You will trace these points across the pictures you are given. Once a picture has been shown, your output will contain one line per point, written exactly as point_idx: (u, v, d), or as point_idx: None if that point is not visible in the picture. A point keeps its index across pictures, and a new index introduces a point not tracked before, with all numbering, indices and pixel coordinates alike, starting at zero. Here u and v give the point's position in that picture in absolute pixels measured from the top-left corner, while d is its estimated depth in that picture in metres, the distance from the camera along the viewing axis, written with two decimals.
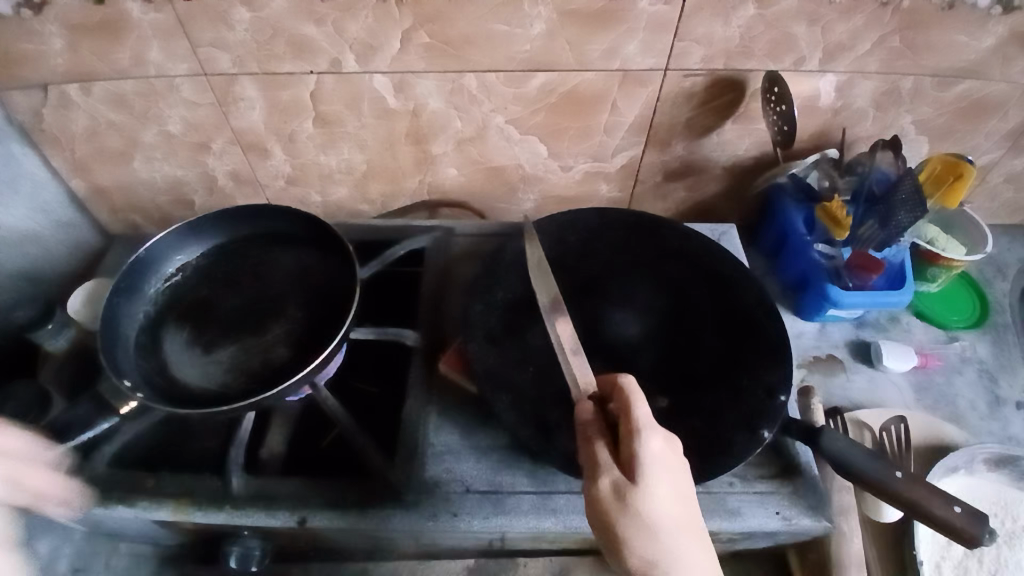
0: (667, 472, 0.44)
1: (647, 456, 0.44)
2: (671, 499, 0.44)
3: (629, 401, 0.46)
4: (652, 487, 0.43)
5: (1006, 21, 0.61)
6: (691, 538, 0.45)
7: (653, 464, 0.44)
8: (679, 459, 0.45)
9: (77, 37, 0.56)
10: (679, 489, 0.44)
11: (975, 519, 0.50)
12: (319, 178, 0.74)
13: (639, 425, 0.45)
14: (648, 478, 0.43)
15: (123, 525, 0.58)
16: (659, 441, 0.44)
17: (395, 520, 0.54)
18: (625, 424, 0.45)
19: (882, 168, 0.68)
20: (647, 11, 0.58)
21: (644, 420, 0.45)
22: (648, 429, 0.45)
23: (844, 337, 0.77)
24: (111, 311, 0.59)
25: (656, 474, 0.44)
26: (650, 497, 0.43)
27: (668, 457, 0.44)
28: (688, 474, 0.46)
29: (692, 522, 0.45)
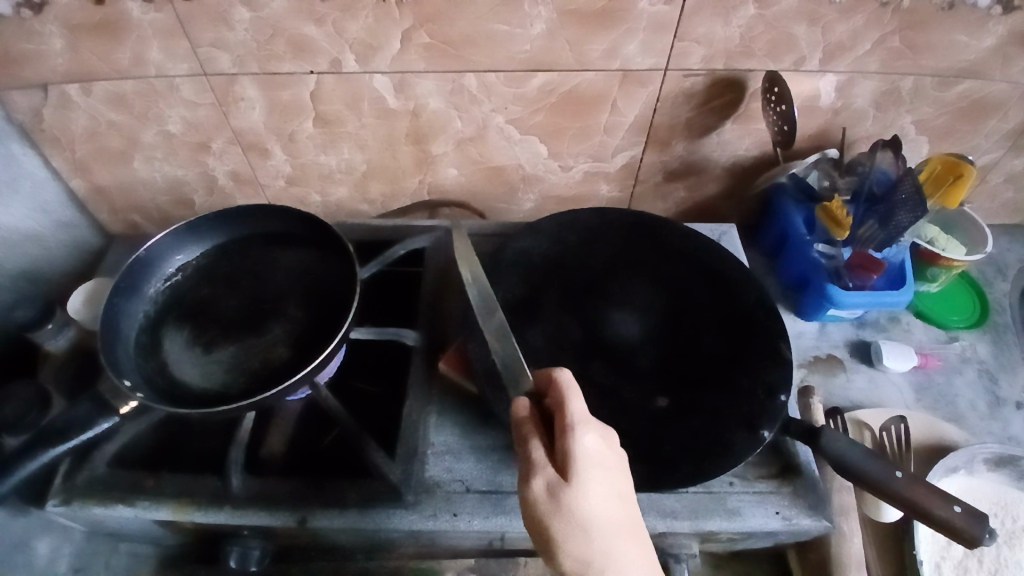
0: (601, 469, 0.44)
1: (581, 455, 0.43)
2: (604, 498, 0.43)
3: (565, 397, 0.46)
4: (586, 485, 0.43)
5: (1006, 21, 0.61)
6: (628, 538, 0.44)
7: (586, 462, 0.43)
8: (614, 455, 0.45)
9: (77, 37, 0.56)
10: (613, 486, 0.44)
11: (975, 520, 0.50)
12: (320, 178, 0.74)
13: (573, 422, 0.44)
14: (582, 476, 0.43)
15: (122, 524, 0.58)
16: (593, 438, 0.44)
17: (396, 520, 0.54)
18: (559, 421, 0.45)
19: (883, 168, 0.68)
20: (647, 10, 0.58)
21: (577, 416, 0.45)
22: (583, 425, 0.44)
23: (844, 337, 0.77)
24: (111, 311, 0.59)
25: (589, 471, 0.43)
26: (584, 496, 0.43)
27: (602, 454, 0.44)
28: (624, 471, 0.46)
29: (627, 520, 0.45)
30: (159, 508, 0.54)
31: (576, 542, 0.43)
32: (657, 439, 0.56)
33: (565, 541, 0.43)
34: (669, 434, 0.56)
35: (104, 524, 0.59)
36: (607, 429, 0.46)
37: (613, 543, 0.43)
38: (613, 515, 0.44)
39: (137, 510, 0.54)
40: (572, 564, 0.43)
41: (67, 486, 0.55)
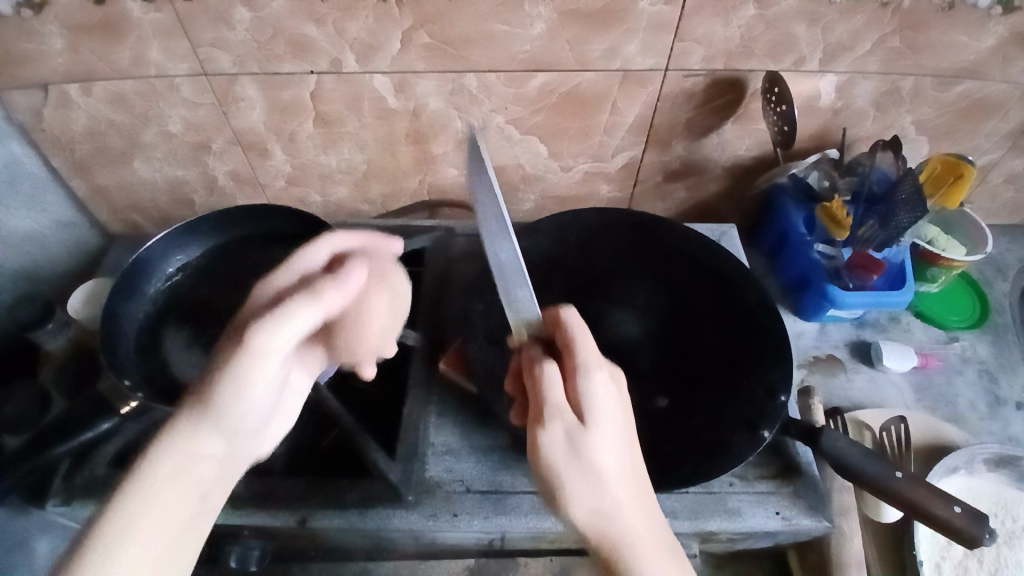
0: (616, 412, 0.43)
1: (595, 394, 0.43)
2: (618, 442, 0.42)
3: (574, 340, 0.46)
4: (602, 426, 0.42)
5: (1006, 22, 0.61)
6: (639, 486, 0.42)
7: (601, 403, 0.43)
8: (625, 402, 0.45)
9: (77, 37, 0.56)
10: (626, 432, 0.43)
11: (975, 520, 0.50)
12: (320, 178, 0.74)
13: (581, 362, 0.44)
14: (598, 417, 0.42)
15: None
16: (606, 380, 0.44)
17: (395, 519, 0.54)
18: (568, 362, 0.45)
19: (883, 168, 0.69)
20: (647, 11, 0.58)
21: (586, 355, 0.45)
22: (594, 366, 0.44)
23: (844, 337, 0.77)
24: (111, 311, 0.59)
25: (604, 413, 0.43)
26: (601, 438, 0.42)
27: (614, 398, 0.44)
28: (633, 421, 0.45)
29: (640, 470, 0.43)
30: None
31: (593, 487, 0.41)
32: (658, 438, 0.56)
33: (581, 485, 0.41)
34: (670, 434, 0.56)
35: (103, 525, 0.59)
36: (617, 373, 0.46)
37: (630, 491, 0.42)
38: (627, 460, 0.42)
39: None
40: (584, 513, 0.41)
41: (66, 486, 0.55)
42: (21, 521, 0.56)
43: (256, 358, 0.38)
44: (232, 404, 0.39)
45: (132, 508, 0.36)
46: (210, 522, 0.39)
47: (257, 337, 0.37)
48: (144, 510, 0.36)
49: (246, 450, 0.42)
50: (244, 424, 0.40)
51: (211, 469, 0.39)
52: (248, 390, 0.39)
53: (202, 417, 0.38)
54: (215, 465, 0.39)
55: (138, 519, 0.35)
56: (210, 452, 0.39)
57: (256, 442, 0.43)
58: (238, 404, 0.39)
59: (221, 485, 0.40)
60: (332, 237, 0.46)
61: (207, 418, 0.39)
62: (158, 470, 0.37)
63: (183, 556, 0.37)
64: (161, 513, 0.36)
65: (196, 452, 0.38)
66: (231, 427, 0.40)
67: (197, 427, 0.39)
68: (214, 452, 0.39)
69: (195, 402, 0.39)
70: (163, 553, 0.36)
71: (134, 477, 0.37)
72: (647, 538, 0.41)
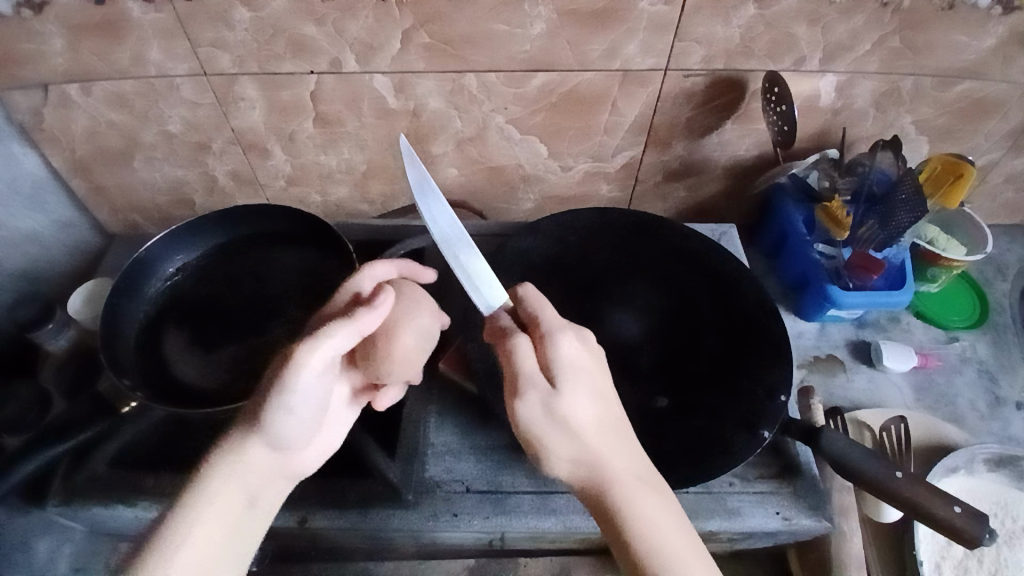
0: (585, 372, 0.44)
1: (559, 357, 0.44)
2: (587, 399, 0.44)
3: (536, 310, 0.46)
4: (570, 387, 0.43)
5: (1006, 21, 0.61)
6: (615, 435, 0.45)
7: (568, 365, 0.44)
8: (596, 358, 0.46)
9: (77, 37, 0.56)
10: (597, 390, 0.45)
11: (976, 520, 0.50)
12: (320, 178, 0.74)
13: (546, 328, 0.45)
14: (565, 379, 0.43)
15: (123, 524, 0.58)
16: (571, 342, 0.45)
17: (396, 520, 0.54)
18: (532, 329, 0.46)
19: (882, 168, 0.68)
20: (647, 10, 0.58)
21: (549, 321, 0.45)
22: (558, 329, 0.45)
23: (844, 337, 0.77)
24: (111, 311, 0.59)
25: (571, 373, 0.44)
26: (569, 399, 0.43)
27: (581, 357, 0.45)
28: (607, 375, 0.46)
29: (618, 423, 0.45)
30: (159, 507, 0.55)
31: (570, 446, 0.43)
32: (658, 438, 0.56)
33: (558, 446, 0.43)
34: (670, 433, 0.56)
35: (103, 524, 0.59)
36: (584, 331, 0.46)
37: (605, 445, 0.44)
38: (600, 417, 0.44)
39: (137, 510, 0.54)
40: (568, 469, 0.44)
41: (66, 486, 0.55)
42: (21, 522, 0.56)
43: (297, 378, 0.42)
44: (278, 421, 0.44)
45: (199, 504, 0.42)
46: (264, 515, 0.44)
47: (297, 365, 0.42)
48: (209, 503, 0.42)
49: (289, 458, 0.46)
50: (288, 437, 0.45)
51: (259, 475, 0.44)
52: (291, 408, 0.44)
53: (252, 433, 0.44)
54: (263, 473, 0.45)
55: (206, 509, 0.42)
56: (259, 464, 0.44)
57: (299, 454, 0.47)
58: (283, 421, 0.44)
59: (270, 487, 0.45)
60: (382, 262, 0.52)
61: (255, 432, 0.44)
62: (220, 470, 0.43)
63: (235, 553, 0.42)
64: (220, 510, 0.42)
65: (248, 460, 0.44)
66: (277, 439, 0.45)
67: (248, 440, 0.44)
68: (261, 462, 0.44)
69: (250, 418, 0.44)
70: (225, 539, 0.42)
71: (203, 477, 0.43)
72: (629, 486, 0.43)
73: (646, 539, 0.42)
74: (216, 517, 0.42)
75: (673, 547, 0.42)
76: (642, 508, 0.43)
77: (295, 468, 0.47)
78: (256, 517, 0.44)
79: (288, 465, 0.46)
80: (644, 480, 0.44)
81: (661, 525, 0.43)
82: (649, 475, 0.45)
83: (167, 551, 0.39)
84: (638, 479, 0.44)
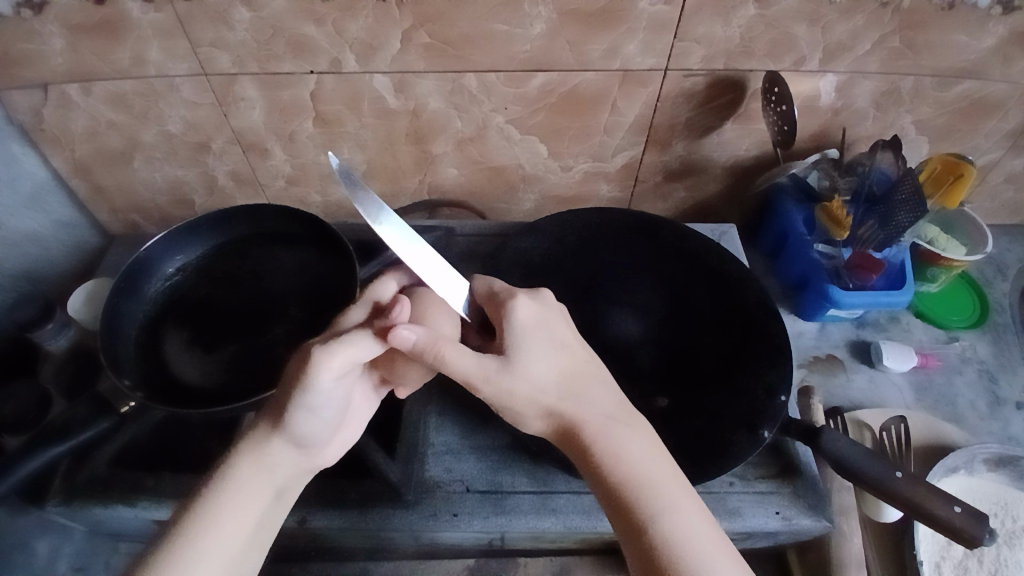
0: (541, 327, 0.48)
1: (514, 315, 0.47)
2: (548, 360, 0.47)
3: (489, 286, 0.50)
4: (526, 341, 0.46)
5: (1006, 21, 0.61)
6: (585, 390, 0.47)
7: (524, 329, 0.47)
8: (551, 316, 0.49)
9: (76, 37, 0.56)
10: (557, 348, 0.48)
11: (975, 520, 0.50)
12: (320, 178, 0.74)
13: (503, 294, 0.49)
14: (523, 341, 0.46)
15: (123, 524, 0.58)
16: (524, 301, 0.48)
17: (396, 520, 0.54)
18: (491, 300, 0.49)
19: (882, 168, 0.68)
20: (647, 10, 0.58)
21: (505, 290, 0.49)
22: (514, 297, 0.48)
23: (844, 337, 0.77)
24: (110, 311, 0.59)
25: (528, 329, 0.47)
26: (528, 356, 0.46)
27: (538, 320, 0.48)
28: (565, 328, 0.49)
29: (582, 371, 0.48)
30: (159, 507, 0.54)
31: (537, 402, 0.46)
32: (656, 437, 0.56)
33: (525, 403, 0.46)
34: (668, 433, 0.57)
35: (104, 524, 0.60)
36: (540, 295, 0.50)
37: (573, 399, 0.47)
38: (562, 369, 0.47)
39: (137, 510, 0.54)
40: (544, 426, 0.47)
41: (67, 485, 0.55)
42: (20, 521, 0.56)
43: (317, 379, 0.42)
44: (302, 421, 0.44)
45: (227, 495, 0.42)
46: (286, 507, 0.46)
47: (316, 366, 0.41)
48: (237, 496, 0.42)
49: (311, 456, 0.47)
50: (311, 437, 0.45)
51: (284, 472, 0.45)
52: (313, 407, 0.43)
53: (275, 432, 0.44)
54: (287, 469, 0.45)
55: (234, 501, 0.42)
56: (284, 461, 0.45)
57: (321, 452, 0.47)
58: (306, 420, 0.44)
59: (293, 482, 0.46)
60: (397, 271, 0.51)
61: (280, 431, 0.44)
62: (246, 464, 0.43)
63: (257, 546, 0.43)
64: (249, 505, 0.43)
65: (273, 458, 0.44)
66: (302, 438, 0.45)
67: (273, 439, 0.44)
68: (285, 459, 0.45)
69: (275, 416, 0.44)
70: (252, 532, 0.42)
71: (229, 470, 0.43)
72: (599, 427, 0.46)
73: (624, 472, 0.44)
74: (245, 509, 0.42)
75: (652, 476, 0.44)
76: (614, 443, 0.45)
77: (316, 464, 0.48)
78: (278, 509, 0.45)
79: (309, 463, 0.47)
80: (615, 417, 0.47)
81: (641, 458, 0.45)
82: (621, 414, 0.47)
83: (197, 537, 0.40)
84: (608, 419, 0.46)
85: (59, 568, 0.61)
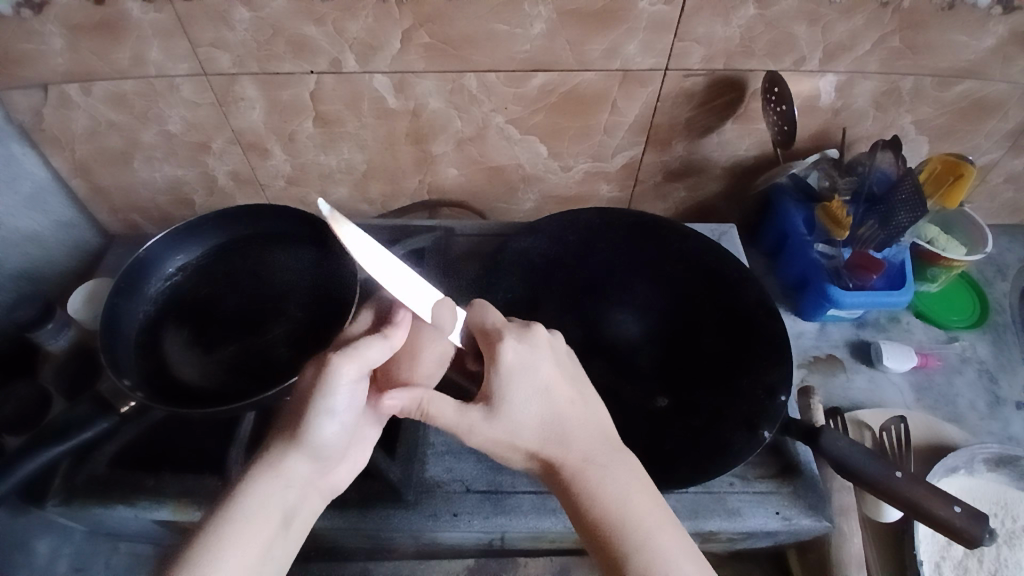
0: (526, 372, 0.46)
1: (501, 360, 0.46)
2: (530, 402, 0.46)
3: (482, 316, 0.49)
4: (510, 388, 0.45)
5: (1006, 21, 0.61)
6: (568, 427, 0.46)
7: (510, 373, 0.46)
8: (541, 355, 0.47)
9: (76, 37, 0.57)
10: (540, 391, 0.46)
11: (975, 519, 0.50)
12: (320, 178, 0.74)
13: (494, 332, 0.47)
14: (506, 385, 0.45)
15: (123, 523, 0.59)
16: (512, 343, 0.46)
17: (396, 520, 0.54)
18: (484, 336, 0.48)
19: (882, 168, 0.68)
20: (647, 10, 0.58)
21: (496, 328, 0.48)
22: (504, 337, 0.46)
23: (844, 337, 0.77)
24: (111, 311, 0.59)
25: (513, 374, 0.46)
26: (511, 401, 0.45)
27: (526, 362, 0.46)
28: (556, 367, 0.47)
29: (567, 411, 0.47)
30: (159, 507, 0.54)
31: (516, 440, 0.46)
32: (657, 438, 0.56)
33: (502, 437, 0.46)
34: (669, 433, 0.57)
35: (104, 523, 0.60)
36: (532, 330, 0.48)
37: (557, 438, 0.46)
38: (544, 407, 0.46)
39: (137, 510, 0.54)
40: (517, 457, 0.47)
41: (67, 485, 0.55)
42: (20, 521, 0.56)
43: (334, 384, 0.43)
44: (319, 428, 0.44)
45: (243, 507, 0.41)
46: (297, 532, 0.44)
47: (334, 371, 0.43)
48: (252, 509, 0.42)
49: (323, 472, 0.46)
50: (326, 447, 0.45)
51: (299, 489, 0.44)
52: (331, 411, 0.44)
53: (293, 444, 0.44)
54: (302, 484, 0.45)
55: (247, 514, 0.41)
56: (298, 475, 0.44)
57: (334, 470, 0.48)
58: (323, 430, 0.44)
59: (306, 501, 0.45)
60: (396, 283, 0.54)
61: (294, 443, 0.44)
62: (262, 477, 0.43)
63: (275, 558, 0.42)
64: (264, 517, 0.42)
65: (288, 473, 0.44)
66: (316, 450, 0.45)
67: (289, 453, 0.44)
68: (300, 475, 0.44)
69: (289, 432, 0.44)
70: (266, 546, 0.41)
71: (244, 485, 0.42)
72: (577, 463, 0.45)
73: (603, 505, 0.44)
74: (256, 524, 0.41)
75: (632, 506, 0.44)
76: (592, 480, 0.45)
77: (330, 484, 0.48)
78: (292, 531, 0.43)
79: (322, 480, 0.47)
80: (596, 455, 0.46)
81: (625, 490, 0.45)
82: (601, 450, 0.46)
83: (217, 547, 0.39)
84: (587, 457, 0.46)
85: (59, 568, 0.61)
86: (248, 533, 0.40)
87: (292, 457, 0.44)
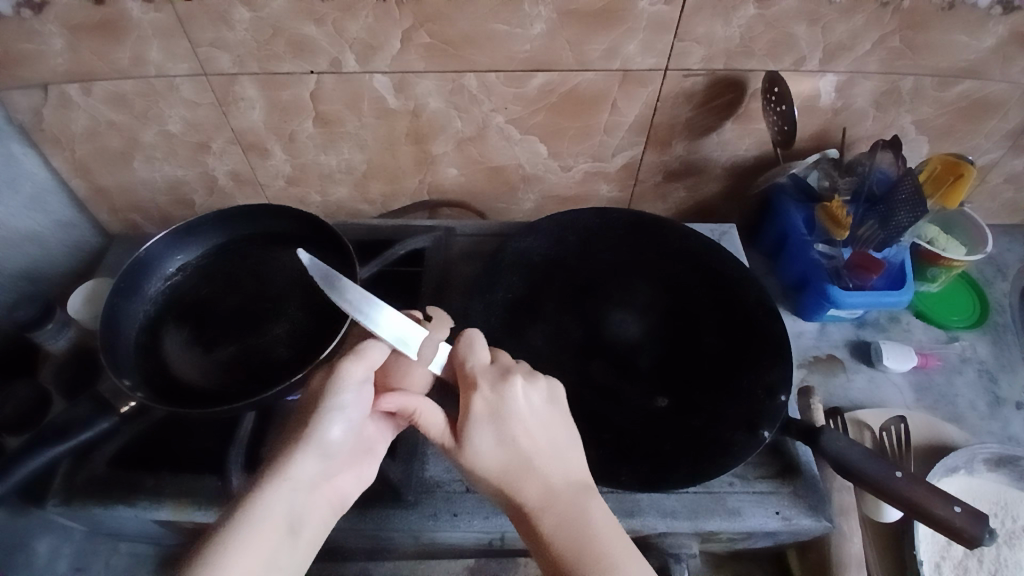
0: (496, 419, 0.46)
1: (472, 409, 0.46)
2: (497, 450, 0.46)
3: (464, 355, 0.49)
4: (479, 436, 0.46)
5: (1006, 21, 0.61)
6: (536, 471, 0.46)
7: (479, 422, 0.46)
8: (512, 404, 0.47)
9: (76, 37, 0.56)
10: (513, 429, 0.46)
11: (975, 520, 0.50)
12: (320, 178, 0.74)
13: (470, 376, 0.48)
14: (475, 433, 0.46)
15: (122, 523, 0.59)
16: (484, 394, 0.47)
17: (396, 519, 0.54)
18: (462, 377, 0.48)
19: (882, 168, 0.67)
20: (647, 10, 0.58)
21: (475, 372, 0.48)
22: (478, 386, 0.47)
23: (844, 337, 0.77)
24: (111, 311, 0.59)
25: (483, 423, 0.46)
26: (479, 446, 0.46)
27: (496, 411, 0.46)
28: (529, 416, 0.47)
29: (537, 457, 0.46)
30: (159, 507, 0.54)
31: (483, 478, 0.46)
32: (656, 438, 0.56)
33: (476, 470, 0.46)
34: (668, 434, 0.57)
35: (105, 523, 0.60)
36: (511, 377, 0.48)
37: (523, 483, 0.45)
38: (512, 449, 0.46)
39: (137, 510, 0.55)
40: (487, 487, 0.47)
41: (67, 485, 0.55)
42: (21, 521, 0.56)
43: (343, 385, 0.46)
44: (328, 427, 0.45)
45: (253, 509, 0.41)
46: (308, 538, 0.43)
47: (342, 372, 0.45)
48: (261, 518, 0.41)
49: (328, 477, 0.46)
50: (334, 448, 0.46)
51: (306, 493, 0.44)
52: (342, 410, 0.46)
53: (303, 445, 0.44)
54: (310, 486, 0.44)
55: (257, 522, 0.40)
56: (306, 477, 0.44)
57: (340, 477, 0.48)
58: (332, 429, 0.46)
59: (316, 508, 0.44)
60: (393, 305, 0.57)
61: (305, 444, 0.44)
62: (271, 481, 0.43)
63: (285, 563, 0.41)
64: (272, 521, 0.41)
65: (297, 475, 0.43)
66: (326, 452, 0.45)
67: (299, 455, 0.44)
68: (308, 476, 0.44)
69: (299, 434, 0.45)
70: (271, 552, 0.40)
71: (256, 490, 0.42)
72: (540, 503, 0.45)
73: (560, 540, 0.43)
74: (262, 530, 0.40)
75: (595, 541, 0.44)
76: (554, 521, 0.44)
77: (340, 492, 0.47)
78: (303, 537, 0.42)
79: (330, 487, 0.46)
80: (560, 495, 0.45)
81: (585, 525, 0.44)
82: (569, 488, 0.46)
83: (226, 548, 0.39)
84: (550, 495, 0.45)
85: (60, 566, 0.62)
86: (253, 544, 0.39)
87: (301, 456, 0.44)
